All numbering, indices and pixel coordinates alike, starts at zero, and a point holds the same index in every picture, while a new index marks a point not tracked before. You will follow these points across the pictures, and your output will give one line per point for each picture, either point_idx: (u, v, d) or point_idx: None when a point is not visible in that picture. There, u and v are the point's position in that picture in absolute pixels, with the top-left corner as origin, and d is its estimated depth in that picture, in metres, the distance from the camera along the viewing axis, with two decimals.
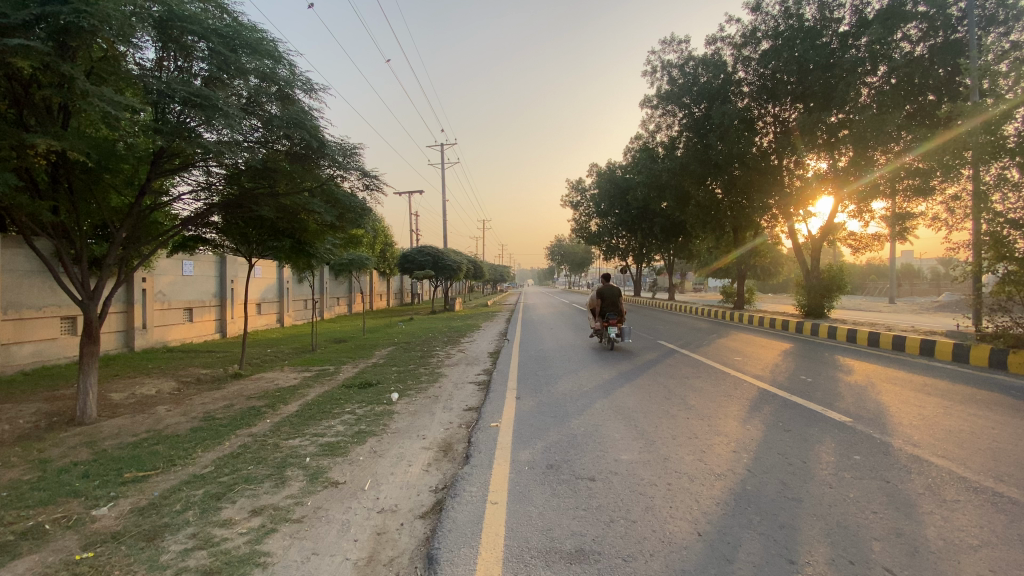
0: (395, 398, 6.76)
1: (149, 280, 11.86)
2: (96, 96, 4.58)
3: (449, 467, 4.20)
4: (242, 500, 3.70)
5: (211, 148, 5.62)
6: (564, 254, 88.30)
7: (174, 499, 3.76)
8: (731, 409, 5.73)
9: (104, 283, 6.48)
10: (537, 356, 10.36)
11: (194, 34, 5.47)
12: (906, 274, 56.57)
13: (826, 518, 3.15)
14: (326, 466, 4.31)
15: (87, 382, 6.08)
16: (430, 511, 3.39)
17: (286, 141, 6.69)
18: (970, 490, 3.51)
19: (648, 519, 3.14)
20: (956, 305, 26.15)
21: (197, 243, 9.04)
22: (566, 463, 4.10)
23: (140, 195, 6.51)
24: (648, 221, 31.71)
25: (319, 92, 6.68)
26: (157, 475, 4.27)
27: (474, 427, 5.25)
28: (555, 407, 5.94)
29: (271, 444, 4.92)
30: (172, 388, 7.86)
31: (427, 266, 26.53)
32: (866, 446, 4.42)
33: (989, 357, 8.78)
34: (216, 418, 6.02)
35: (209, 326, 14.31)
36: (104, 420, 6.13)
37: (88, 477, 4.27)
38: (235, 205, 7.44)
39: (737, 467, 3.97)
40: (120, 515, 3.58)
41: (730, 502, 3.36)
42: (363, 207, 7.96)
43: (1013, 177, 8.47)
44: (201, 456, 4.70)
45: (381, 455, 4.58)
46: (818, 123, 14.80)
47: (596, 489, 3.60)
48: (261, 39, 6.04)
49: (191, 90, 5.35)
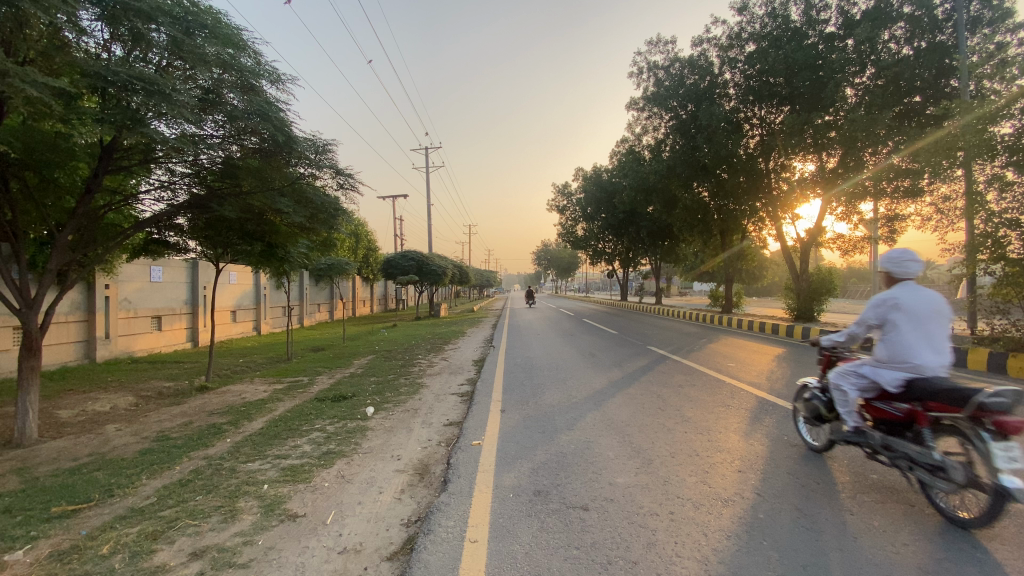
0: (370, 412, 6.28)
1: (113, 287, 11.20)
2: (17, 77, 4.11)
3: (424, 494, 3.74)
4: (182, 540, 3.20)
5: (165, 141, 5.10)
6: (552, 258, 87.99)
7: (102, 541, 3.24)
8: (730, 421, 5.33)
9: (46, 289, 5.89)
10: (524, 364, 9.93)
11: (145, 18, 5.00)
12: (886, 276, 57.33)
13: (853, 554, 2.75)
14: (284, 495, 3.82)
15: (26, 400, 5.51)
16: (400, 551, 2.94)
17: (253, 137, 6.21)
18: (1004, 514, 3.15)
19: (650, 559, 2.71)
20: (939, 305, 26.48)
21: (162, 248, 8.52)
22: (556, 488, 3.67)
23: (88, 193, 6.00)
24: (635, 225, 30.99)
25: (287, 84, 6.22)
26: (88, 510, 3.74)
27: (453, 446, 4.80)
28: (543, 421, 5.53)
29: (226, 469, 4.41)
30: (129, 404, 7.27)
31: (412, 271, 26.05)
32: (881, 462, 4.05)
33: (987, 362, 8.50)
34: (170, 439, 5.46)
35: (180, 334, 13.68)
36: (45, 442, 5.57)
37: (10, 511, 3.73)
38: (198, 205, 6.98)
39: (744, 490, 3.57)
40: (36, 560, 3.06)
41: (743, 535, 2.95)
42: (337, 207, 7.49)
43: (1009, 177, 8.31)
44: (145, 484, 4.18)
45: (350, 480, 4.10)
46: (805, 125, 14.42)
47: (590, 520, 3.17)
48: (220, 24, 5.62)
49: (136, 73, 4.83)
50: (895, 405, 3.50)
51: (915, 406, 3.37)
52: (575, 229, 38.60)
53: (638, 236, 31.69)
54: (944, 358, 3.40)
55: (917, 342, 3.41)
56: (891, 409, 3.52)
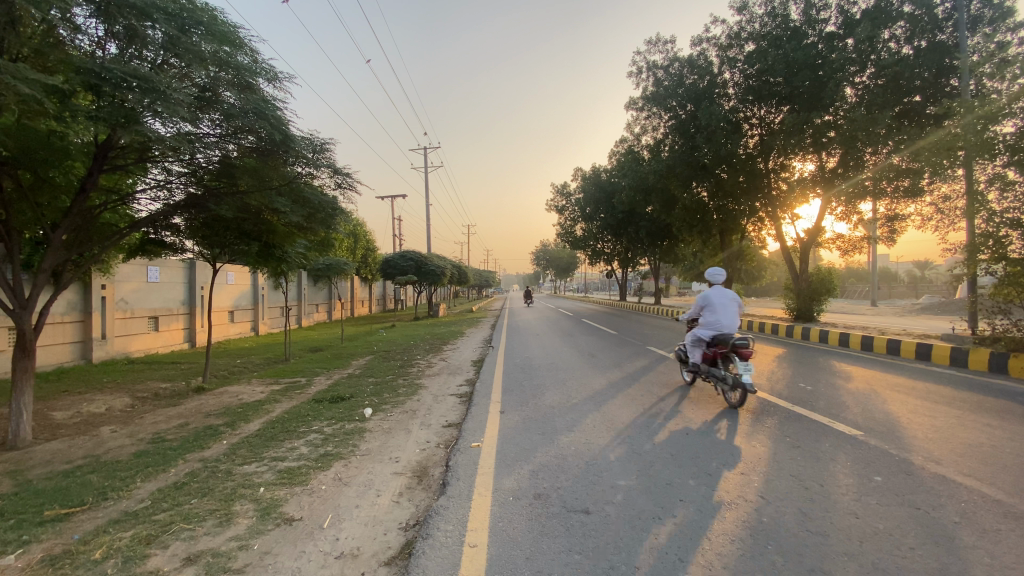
0: (368, 414, 6.22)
1: (109, 287, 11.12)
2: (9, 74, 4.03)
3: (423, 497, 3.69)
4: (176, 544, 3.14)
5: (161, 139, 5.03)
6: (550, 259, 87.97)
7: (96, 545, 3.18)
8: (731, 423, 5.27)
9: (40, 290, 5.82)
10: (524, 364, 9.87)
11: (140, 16, 4.94)
12: (885, 276, 57.41)
13: (860, 558, 2.70)
14: (281, 498, 3.76)
15: (20, 401, 5.45)
16: (398, 556, 2.88)
17: (250, 136, 6.14)
18: (1011, 517, 3.10)
19: (653, 564, 2.66)
20: (938, 305, 26.49)
21: (159, 248, 8.46)
22: (556, 491, 3.62)
23: (83, 192, 5.94)
24: (634, 225, 30.96)
25: (284, 82, 6.16)
26: (82, 513, 3.68)
27: (452, 448, 4.75)
28: (543, 423, 5.48)
29: (222, 471, 4.35)
30: (125, 405, 7.20)
31: (410, 272, 25.98)
32: (885, 464, 4.00)
33: (988, 362, 8.46)
34: (166, 441, 5.40)
35: (177, 335, 13.61)
36: (40, 444, 5.50)
37: (3, 515, 3.67)
38: (195, 205, 6.92)
39: (748, 493, 3.51)
40: (27, 565, 3.00)
41: (747, 539, 2.90)
42: (335, 207, 7.43)
43: (1010, 176, 8.24)
44: (140, 487, 4.13)
45: (347, 482, 4.05)
46: (806, 125, 14.26)
47: (591, 524, 3.12)
48: (216, 21, 5.56)
49: (131, 70, 4.76)
50: (707, 351, 6.34)
51: (714, 351, 6.21)
52: (573, 229, 38.56)
53: (637, 236, 31.65)
54: (733, 326, 6.24)
55: (719, 315, 6.28)
56: (705, 353, 6.38)
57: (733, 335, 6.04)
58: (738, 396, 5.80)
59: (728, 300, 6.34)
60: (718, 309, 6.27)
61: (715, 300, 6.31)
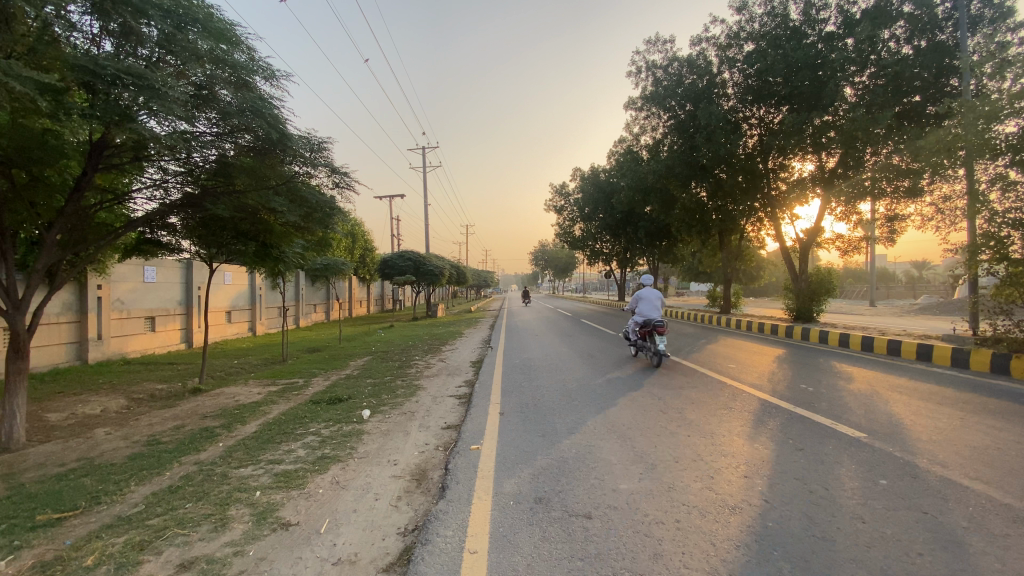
0: (365, 415, 6.16)
1: (105, 287, 11.03)
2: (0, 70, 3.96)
3: (421, 501, 3.63)
4: (170, 550, 3.08)
5: (156, 138, 4.96)
6: (549, 259, 88.00)
7: (88, 551, 3.12)
8: (733, 425, 5.22)
9: (34, 290, 5.74)
10: (523, 365, 9.83)
11: (135, 13, 4.87)
12: (882, 277, 57.53)
13: (868, 564, 2.65)
14: (278, 503, 3.70)
15: (13, 403, 5.39)
16: (396, 563, 2.82)
17: (247, 134, 6.07)
18: (1020, 521, 3.05)
19: (657, 573, 2.59)
20: (936, 305, 26.53)
21: (155, 248, 8.38)
22: (557, 495, 3.56)
23: (77, 192, 5.87)
24: (633, 225, 30.93)
25: (281, 80, 6.10)
26: (74, 518, 3.61)
27: (451, 450, 4.69)
28: (543, 425, 5.43)
29: (218, 475, 4.29)
30: (120, 407, 7.12)
31: (409, 272, 25.91)
32: (890, 467, 3.96)
33: (990, 363, 8.43)
34: (161, 443, 5.33)
35: (174, 335, 13.53)
36: (33, 446, 5.43)
37: None
38: (191, 204, 6.86)
39: (752, 497, 3.46)
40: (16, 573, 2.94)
41: (752, 545, 2.85)
42: (333, 206, 7.38)
43: (1012, 176, 8.21)
44: (134, 491, 4.06)
45: (345, 486, 3.98)
46: (806, 125, 14.20)
47: (593, 529, 3.07)
48: (212, 18, 5.50)
49: (125, 68, 4.68)
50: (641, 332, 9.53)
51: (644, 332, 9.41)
52: (572, 229, 38.54)
53: (635, 236, 31.63)
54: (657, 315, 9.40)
55: (647, 308, 9.46)
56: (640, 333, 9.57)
57: (656, 319, 9.25)
58: (658, 360, 8.99)
59: (655, 298, 9.49)
60: (647, 304, 9.45)
61: (645, 296, 9.46)
